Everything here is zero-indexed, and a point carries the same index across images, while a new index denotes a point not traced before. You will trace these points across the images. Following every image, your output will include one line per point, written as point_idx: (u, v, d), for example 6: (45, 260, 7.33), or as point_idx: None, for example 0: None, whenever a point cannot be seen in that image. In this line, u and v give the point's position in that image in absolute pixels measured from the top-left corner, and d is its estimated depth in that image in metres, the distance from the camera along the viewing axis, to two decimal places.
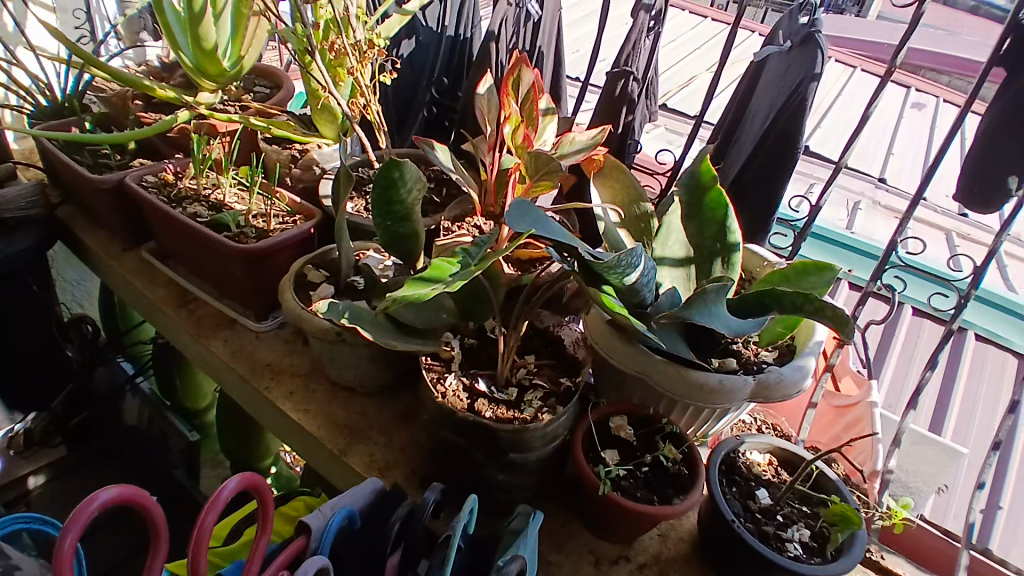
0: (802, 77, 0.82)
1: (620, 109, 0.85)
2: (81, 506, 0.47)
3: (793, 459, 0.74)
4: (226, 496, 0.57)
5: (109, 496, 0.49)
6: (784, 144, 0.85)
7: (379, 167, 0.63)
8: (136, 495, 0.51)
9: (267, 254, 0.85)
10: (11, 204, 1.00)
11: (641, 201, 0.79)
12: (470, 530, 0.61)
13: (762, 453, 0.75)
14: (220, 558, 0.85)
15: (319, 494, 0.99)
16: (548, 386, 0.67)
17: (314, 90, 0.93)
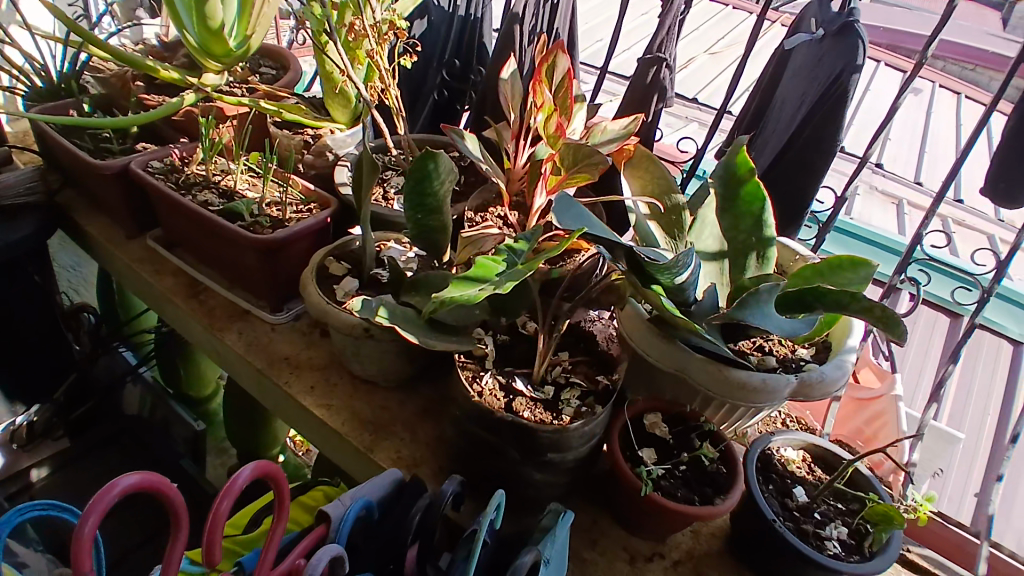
0: (841, 68, 0.80)
1: (651, 97, 0.82)
2: (101, 492, 0.46)
3: (826, 457, 0.74)
4: (241, 484, 0.54)
5: (129, 482, 0.47)
6: (824, 135, 0.84)
7: (414, 158, 0.61)
8: (155, 483, 0.49)
9: (285, 244, 0.82)
10: (9, 189, 0.96)
11: (673, 192, 0.76)
12: (495, 525, 0.59)
13: (796, 450, 0.75)
14: (238, 545, 0.84)
15: (336, 484, 0.99)
16: (586, 385, 0.65)
17: (331, 74, 0.91)
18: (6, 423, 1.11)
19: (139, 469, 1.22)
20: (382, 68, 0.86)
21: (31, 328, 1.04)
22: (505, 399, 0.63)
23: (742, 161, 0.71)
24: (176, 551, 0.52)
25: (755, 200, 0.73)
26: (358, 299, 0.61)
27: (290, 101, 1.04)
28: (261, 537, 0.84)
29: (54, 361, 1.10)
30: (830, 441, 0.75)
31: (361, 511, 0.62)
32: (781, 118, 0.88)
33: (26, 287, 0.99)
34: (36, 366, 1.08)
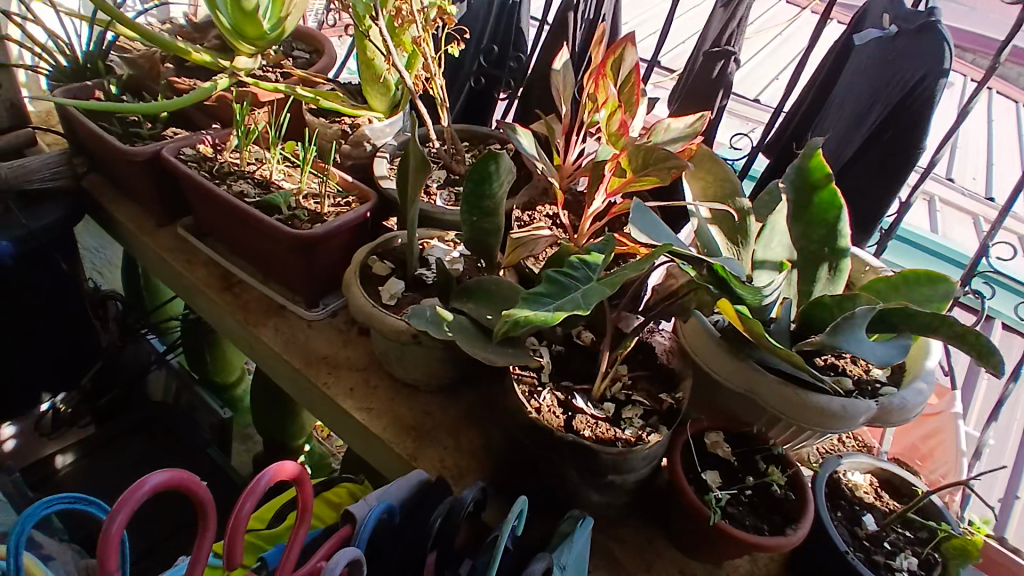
0: (926, 75, 0.75)
1: (716, 93, 0.76)
2: (128, 491, 0.44)
3: (894, 482, 0.72)
4: (264, 485, 0.52)
5: (158, 480, 0.46)
6: (906, 141, 0.79)
7: (474, 159, 0.57)
8: (182, 481, 0.48)
9: (324, 240, 0.78)
10: (36, 174, 0.93)
11: (737, 196, 0.72)
12: (520, 532, 0.56)
13: (863, 475, 0.72)
14: (262, 539, 0.83)
15: (360, 481, 0.94)
16: (649, 403, 0.61)
17: (371, 61, 0.87)
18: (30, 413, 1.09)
19: (165, 459, 1.20)
20: (428, 57, 0.81)
21: (57, 317, 1.00)
22: (564, 417, 0.59)
23: (817, 167, 0.66)
24: (203, 550, 0.51)
25: (831, 208, 0.68)
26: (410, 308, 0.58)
27: (325, 88, 1.00)
28: (286, 533, 0.83)
29: (81, 349, 1.08)
30: (897, 465, 0.72)
31: (382, 513, 0.60)
32: (848, 124, 0.83)
33: (54, 276, 0.96)
34: (65, 355, 1.05)
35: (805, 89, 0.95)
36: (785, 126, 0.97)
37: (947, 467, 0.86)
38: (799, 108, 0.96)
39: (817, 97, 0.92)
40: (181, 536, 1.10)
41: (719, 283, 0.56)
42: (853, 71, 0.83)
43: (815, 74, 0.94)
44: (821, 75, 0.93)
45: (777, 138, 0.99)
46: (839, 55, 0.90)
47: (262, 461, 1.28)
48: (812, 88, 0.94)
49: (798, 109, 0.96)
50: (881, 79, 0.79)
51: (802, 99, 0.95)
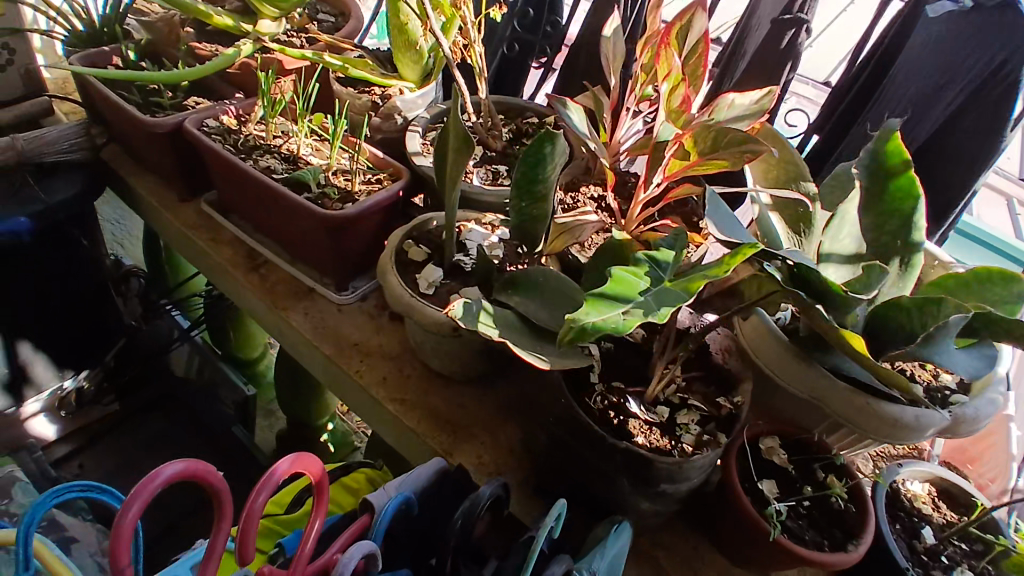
0: (1008, 58, 0.70)
1: (784, 66, 0.72)
2: (143, 483, 0.42)
3: (953, 492, 0.67)
4: (279, 475, 0.50)
5: (172, 471, 0.43)
6: (992, 125, 0.73)
7: (529, 140, 0.53)
8: (197, 471, 0.45)
9: (355, 221, 0.74)
10: (53, 146, 0.89)
11: (802, 179, 0.66)
12: (556, 534, 0.53)
13: (921, 484, 0.67)
14: (279, 524, 0.82)
15: (379, 466, 0.91)
16: (706, 409, 0.57)
17: (402, 24, 0.80)
18: (53, 388, 1.04)
19: (188, 435, 1.19)
20: (467, 22, 0.75)
21: (75, 295, 0.99)
22: (616, 422, 0.55)
23: (894, 151, 0.61)
24: (218, 542, 0.48)
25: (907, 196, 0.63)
26: (457, 303, 0.51)
27: (353, 55, 0.94)
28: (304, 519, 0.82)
29: (100, 326, 1.06)
30: (958, 474, 0.67)
31: (400, 505, 0.57)
32: (912, 109, 0.77)
33: (77, 252, 0.95)
34: (82, 333, 1.03)
35: (856, 65, 0.87)
36: (835, 104, 0.90)
37: (999, 470, 0.79)
38: (850, 87, 0.88)
39: (871, 76, 0.85)
40: (190, 522, 1.08)
41: (802, 285, 0.52)
42: (919, 52, 0.76)
43: (868, 49, 0.86)
44: (876, 50, 0.85)
45: (827, 116, 0.90)
46: (898, 27, 0.82)
47: (285, 438, 1.27)
48: (865, 65, 0.86)
49: (847, 87, 0.88)
50: (953, 63, 0.73)
51: (852, 77, 0.88)
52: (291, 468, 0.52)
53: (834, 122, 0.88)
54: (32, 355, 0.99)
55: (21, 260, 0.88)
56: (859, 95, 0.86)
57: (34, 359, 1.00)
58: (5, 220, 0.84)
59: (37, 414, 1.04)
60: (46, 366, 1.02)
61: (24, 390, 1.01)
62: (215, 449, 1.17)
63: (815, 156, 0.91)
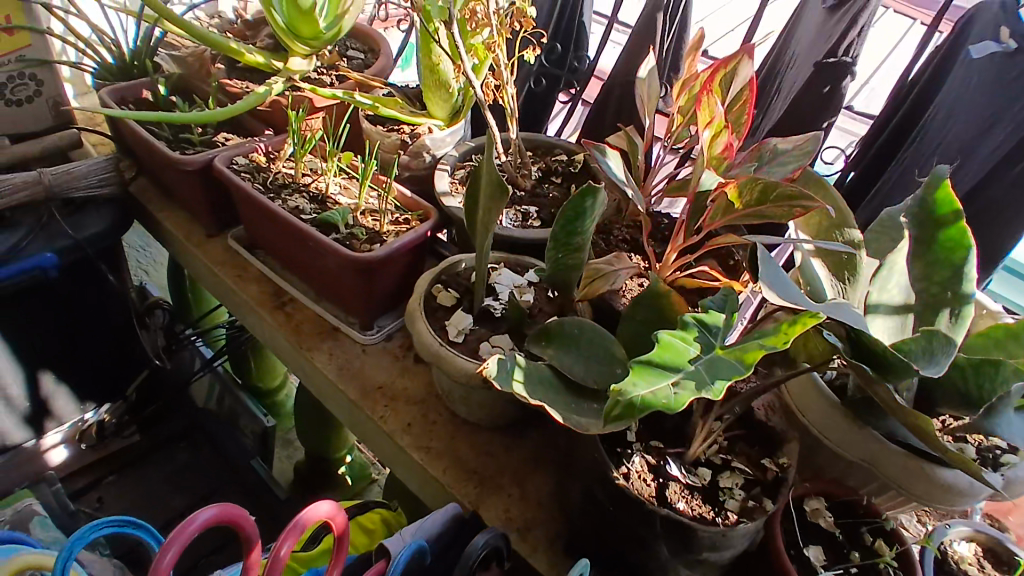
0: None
1: (829, 109, 0.74)
2: (179, 528, 0.45)
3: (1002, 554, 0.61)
4: (305, 526, 0.51)
5: (205, 518, 0.46)
6: None
7: (570, 195, 0.55)
8: (228, 517, 0.48)
9: (383, 264, 0.73)
10: (82, 181, 0.88)
11: (845, 226, 0.62)
12: None
13: (966, 543, 0.61)
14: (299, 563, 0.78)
15: (394, 507, 0.88)
16: (751, 472, 0.54)
17: (434, 65, 0.80)
18: (75, 420, 1.05)
19: (205, 468, 1.17)
20: (500, 62, 0.74)
21: (98, 329, 0.99)
22: (656, 485, 0.53)
23: (943, 199, 0.59)
24: None
25: (956, 245, 0.60)
26: (493, 361, 0.49)
27: (382, 92, 0.94)
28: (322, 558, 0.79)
29: (122, 359, 1.06)
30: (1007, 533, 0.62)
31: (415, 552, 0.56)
32: (955, 154, 0.75)
33: (102, 287, 0.96)
34: (104, 366, 1.04)
35: (893, 103, 0.84)
36: (872, 141, 0.87)
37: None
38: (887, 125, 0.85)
39: (909, 114, 0.81)
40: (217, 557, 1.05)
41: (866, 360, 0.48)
42: (962, 94, 0.73)
43: (905, 86, 0.83)
44: (913, 86, 0.82)
45: (864, 152, 0.87)
46: (938, 64, 0.78)
47: (302, 472, 1.25)
48: (902, 102, 0.83)
49: (883, 125, 0.85)
50: (1002, 105, 0.71)
51: (890, 113, 0.84)
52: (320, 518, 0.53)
53: (870, 160, 0.85)
54: (54, 388, 0.99)
55: (48, 295, 0.90)
56: (896, 134, 0.83)
57: (56, 392, 1.00)
58: (34, 256, 0.85)
59: (58, 446, 1.06)
60: (67, 400, 1.02)
61: (46, 423, 1.01)
62: (233, 483, 1.15)
63: (851, 194, 0.89)
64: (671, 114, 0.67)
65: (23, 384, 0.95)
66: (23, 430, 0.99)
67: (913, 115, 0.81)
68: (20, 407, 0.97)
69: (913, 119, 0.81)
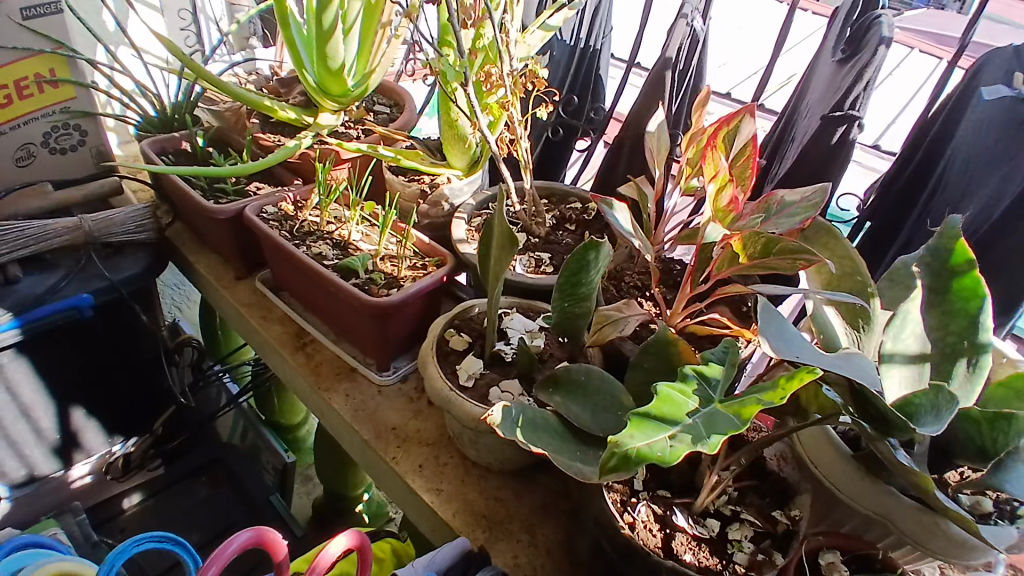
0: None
1: (837, 160, 0.73)
2: (221, 547, 0.46)
3: None
4: (334, 558, 0.52)
5: (244, 539, 0.48)
6: None
7: (575, 248, 0.55)
8: (264, 541, 0.50)
9: (398, 308, 0.75)
10: (120, 226, 0.94)
11: (859, 273, 0.62)
12: None
13: None
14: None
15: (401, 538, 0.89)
16: (761, 524, 0.54)
17: (454, 121, 0.85)
18: (101, 453, 1.09)
19: (225, 504, 1.17)
20: (514, 119, 0.77)
21: (130, 366, 1.04)
22: (662, 535, 0.52)
23: (954, 250, 0.60)
24: None
25: (971, 295, 0.60)
26: (497, 410, 0.50)
27: (405, 144, 0.98)
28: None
29: (149, 395, 1.10)
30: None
31: None
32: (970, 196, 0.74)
33: (134, 326, 1.00)
34: (133, 402, 1.08)
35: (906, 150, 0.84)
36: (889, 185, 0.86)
37: None
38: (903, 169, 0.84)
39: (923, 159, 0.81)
40: None
41: (869, 417, 0.48)
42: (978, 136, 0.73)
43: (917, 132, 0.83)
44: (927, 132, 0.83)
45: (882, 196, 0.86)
46: (949, 109, 0.79)
47: (320, 510, 1.25)
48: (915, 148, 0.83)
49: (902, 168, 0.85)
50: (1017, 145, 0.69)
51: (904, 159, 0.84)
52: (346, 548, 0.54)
53: (888, 204, 0.85)
54: (84, 422, 1.04)
55: (82, 333, 0.95)
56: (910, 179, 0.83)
57: (86, 425, 1.04)
58: (71, 296, 0.90)
59: (84, 476, 1.08)
60: (96, 433, 1.06)
61: (74, 454, 1.05)
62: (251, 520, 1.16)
63: (871, 241, 0.87)
64: (681, 163, 0.68)
65: (55, 416, 0.99)
66: (51, 460, 1.02)
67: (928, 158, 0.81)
68: (50, 439, 1.00)
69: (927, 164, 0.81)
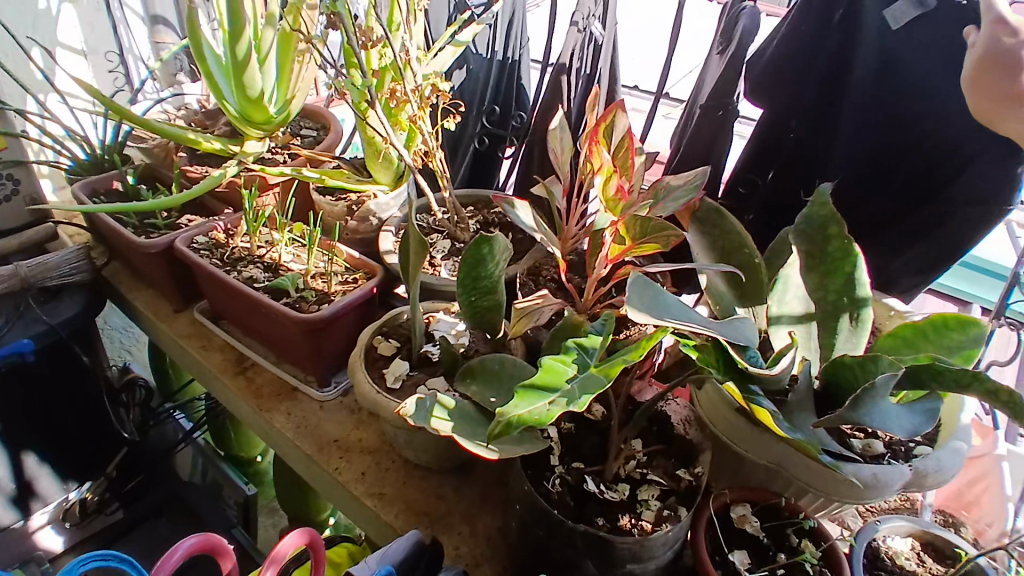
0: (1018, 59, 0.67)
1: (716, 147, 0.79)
2: (167, 554, 0.49)
3: (935, 542, 0.69)
4: (284, 552, 0.55)
5: (190, 543, 0.51)
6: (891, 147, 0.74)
7: (468, 244, 0.60)
8: (211, 544, 0.52)
9: (330, 322, 0.78)
10: (55, 270, 0.95)
11: (746, 247, 0.67)
12: None
13: (904, 539, 0.69)
14: None
15: (359, 542, 0.94)
16: (666, 482, 0.59)
17: (371, 140, 0.88)
18: (58, 501, 1.08)
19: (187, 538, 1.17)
20: (425, 133, 0.81)
21: (79, 407, 1.03)
22: (575, 503, 0.57)
23: (826, 217, 0.64)
24: None
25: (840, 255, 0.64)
26: (410, 402, 0.54)
27: (331, 164, 1.02)
28: None
29: (99, 435, 1.08)
30: (938, 525, 0.70)
31: None
32: (931, 133, 0.71)
33: (78, 368, 1.00)
34: (87, 443, 1.07)
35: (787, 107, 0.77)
36: (772, 143, 0.79)
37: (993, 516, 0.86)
38: (792, 113, 0.77)
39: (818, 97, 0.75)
40: None
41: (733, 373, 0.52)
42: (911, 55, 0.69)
43: (793, 71, 0.74)
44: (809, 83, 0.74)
45: (763, 155, 0.80)
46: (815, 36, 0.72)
47: None
48: (801, 99, 0.76)
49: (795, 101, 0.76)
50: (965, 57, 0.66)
51: (789, 105, 0.77)
52: (298, 544, 0.57)
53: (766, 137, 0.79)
54: (37, 468, 1.03)
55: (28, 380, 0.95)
56: (809, 123, 0.77)
57: (40, 472, 1.03)
58: (11, 342, 0.90)
59: (44, 527, 1.07)
60: (51, 480, 1.05)
61: (30, 503, 1.04)
62: None
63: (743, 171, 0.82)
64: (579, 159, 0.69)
65: (8, 465, 0.99)
66: (9, 511, 1.02)
67: (824, 95, 0.75)
68: (6, 488, 1.00)
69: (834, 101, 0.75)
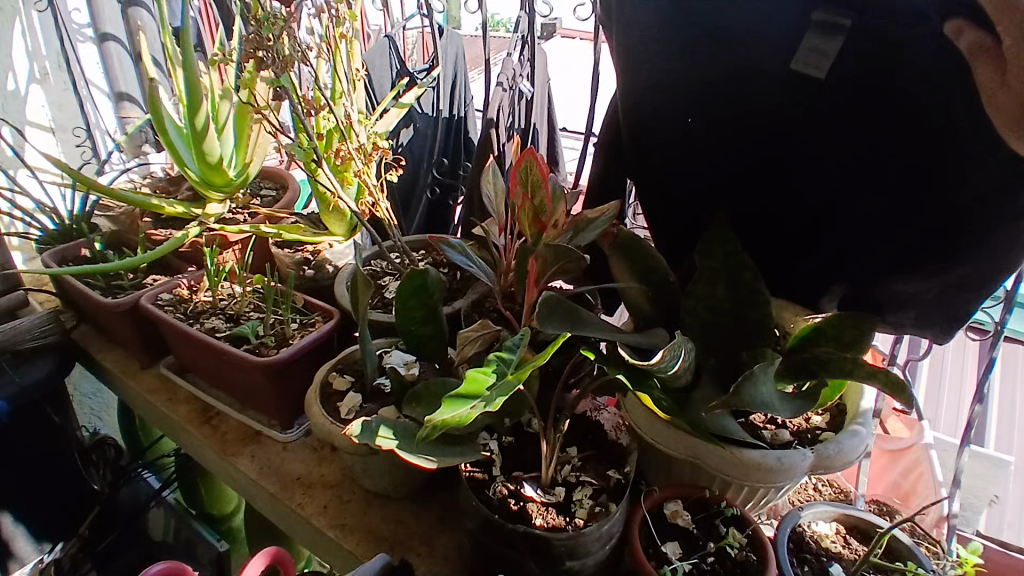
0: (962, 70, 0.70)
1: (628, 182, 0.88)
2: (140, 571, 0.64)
3: (860, 525, 0.75)
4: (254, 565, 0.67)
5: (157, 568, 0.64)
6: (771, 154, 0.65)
7: (404, 277, 0.68)
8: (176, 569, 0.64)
9: (290, 363, 0.83)
10: (26, 335, 0.99)
11: (660, 269, 0.72)
12: None
13: (829, 523, 0.74)
14: None
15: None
16: (598, 482, 0.65)
17: (325, 196, 0.96)
18: (34, 561, 1.07)
19: None
20: (371, 185, 0.89)
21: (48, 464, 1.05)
22: (515, 508, 0.62)
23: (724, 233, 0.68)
24: None
25: (736, 271, 0.68)
26: (355, 423, 0.59)
27: (289, 220, 1.09)
28: None
29: (74, 497, 1.10)
30: (862, 509, 0.75)
31: None
32: None
33: (48, 428, 1.02)
34: (59, 502, 1.08)
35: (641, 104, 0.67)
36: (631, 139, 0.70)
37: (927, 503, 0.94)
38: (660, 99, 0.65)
39: (640, 91, 0.66)
40: None
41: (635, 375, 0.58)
42: (735, 22, 0.58)
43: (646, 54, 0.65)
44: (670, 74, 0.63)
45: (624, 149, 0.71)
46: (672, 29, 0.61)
47: None
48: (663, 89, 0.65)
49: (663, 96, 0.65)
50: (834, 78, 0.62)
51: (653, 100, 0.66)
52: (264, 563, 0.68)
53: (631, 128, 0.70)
54: (12, 529, 1.03)
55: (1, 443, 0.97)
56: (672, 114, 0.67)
57: (15, 533, 1.04)
58: None
59: None
60: (26, 540, 1.06)
61: (7, 563, 1.04)
62: None
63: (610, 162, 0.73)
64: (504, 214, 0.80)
65: None
66: None
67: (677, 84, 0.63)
68: None
69: (653, 95, 0.65)
